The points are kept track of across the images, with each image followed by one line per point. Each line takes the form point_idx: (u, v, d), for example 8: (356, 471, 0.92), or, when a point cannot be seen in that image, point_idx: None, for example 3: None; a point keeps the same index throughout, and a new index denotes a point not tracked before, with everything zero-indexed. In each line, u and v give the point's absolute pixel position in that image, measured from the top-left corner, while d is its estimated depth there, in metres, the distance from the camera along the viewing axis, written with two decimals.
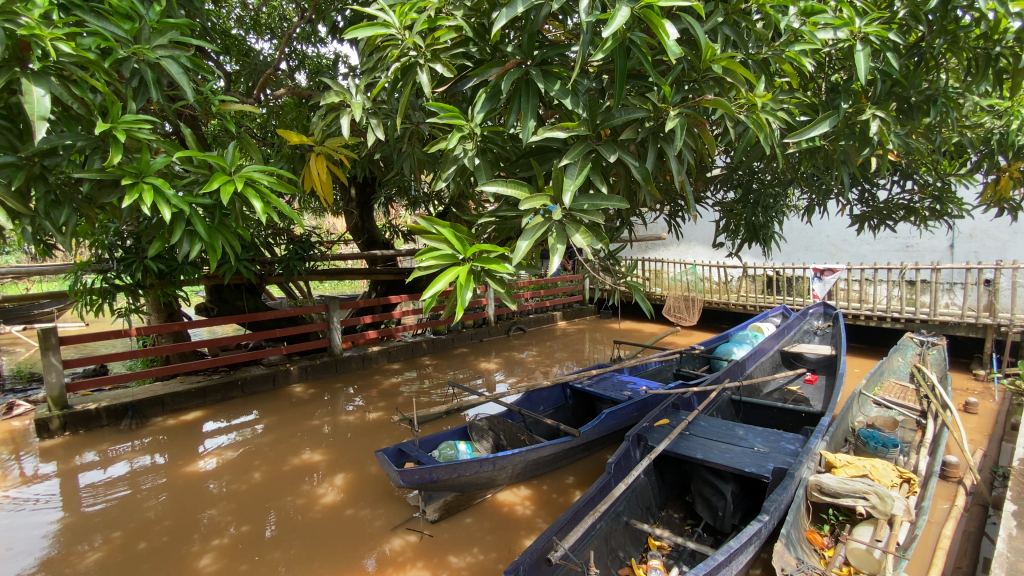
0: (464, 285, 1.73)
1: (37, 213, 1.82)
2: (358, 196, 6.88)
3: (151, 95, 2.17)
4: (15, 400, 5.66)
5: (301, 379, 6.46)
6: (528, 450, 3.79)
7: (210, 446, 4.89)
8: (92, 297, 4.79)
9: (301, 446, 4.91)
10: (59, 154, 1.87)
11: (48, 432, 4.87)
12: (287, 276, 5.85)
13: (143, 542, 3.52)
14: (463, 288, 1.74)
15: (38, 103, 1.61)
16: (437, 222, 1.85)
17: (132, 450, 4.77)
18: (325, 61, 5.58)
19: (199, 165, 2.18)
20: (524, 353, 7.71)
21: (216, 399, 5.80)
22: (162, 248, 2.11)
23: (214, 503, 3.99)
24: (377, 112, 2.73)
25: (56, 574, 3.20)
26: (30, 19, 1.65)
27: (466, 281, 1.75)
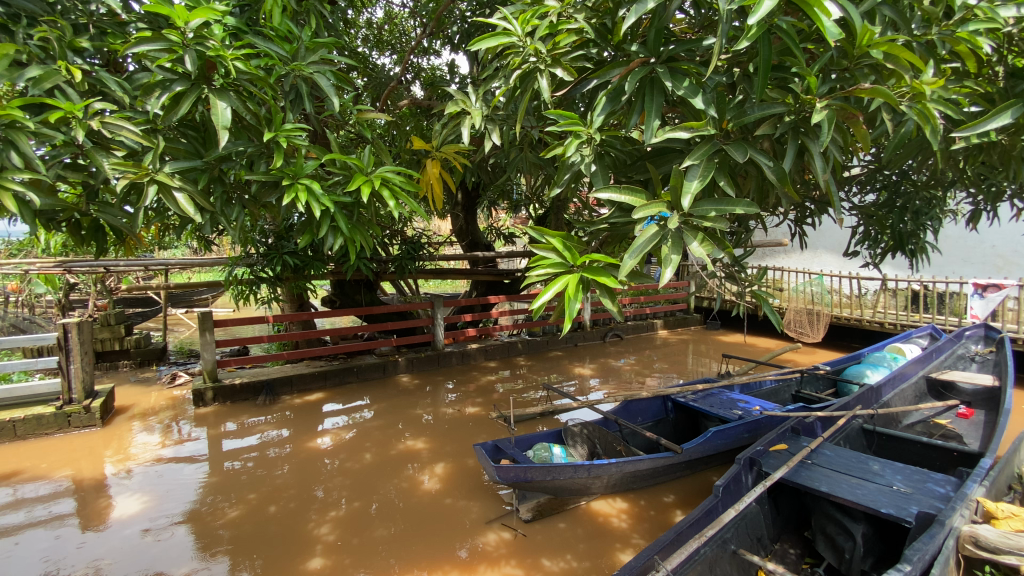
0: (572, 297, 1.69)
1: (216, 211, 2.12)
2: (464, 200, 7.16)
3: (304, 106, 2.43)
4: (178, 372, 6.67)
5: (407, 369, 6.87)
6: (625, 462, 3.66)
7: (328, 425, 5.37)
8: (241, 287, 5.50)
9: (405, 432, 5.21)
10: (233, 160, 2.16)
11: (203, 401, 5.66)
12: (399, 274, 6.27)
13: (273, 506, 3.95)
14: (572, 299, 1.69)
15: (221, 115, 1.89)
16: (548, 232, 1.87)
17: (265, 422, 5.39)
18: (439, 73, 5.89)
19: (341, 168, 2.41)
20: (622, 361, 7.50)
21: (334, 383, 6.36)
22: (309, 241, 2.36)
23: (330, 478, 4.37)
24: (494, 117, 2.82)
25: (204, 525, 3.69)
26: (215, 42, 1.93)
27: (574, 292, 1.71)
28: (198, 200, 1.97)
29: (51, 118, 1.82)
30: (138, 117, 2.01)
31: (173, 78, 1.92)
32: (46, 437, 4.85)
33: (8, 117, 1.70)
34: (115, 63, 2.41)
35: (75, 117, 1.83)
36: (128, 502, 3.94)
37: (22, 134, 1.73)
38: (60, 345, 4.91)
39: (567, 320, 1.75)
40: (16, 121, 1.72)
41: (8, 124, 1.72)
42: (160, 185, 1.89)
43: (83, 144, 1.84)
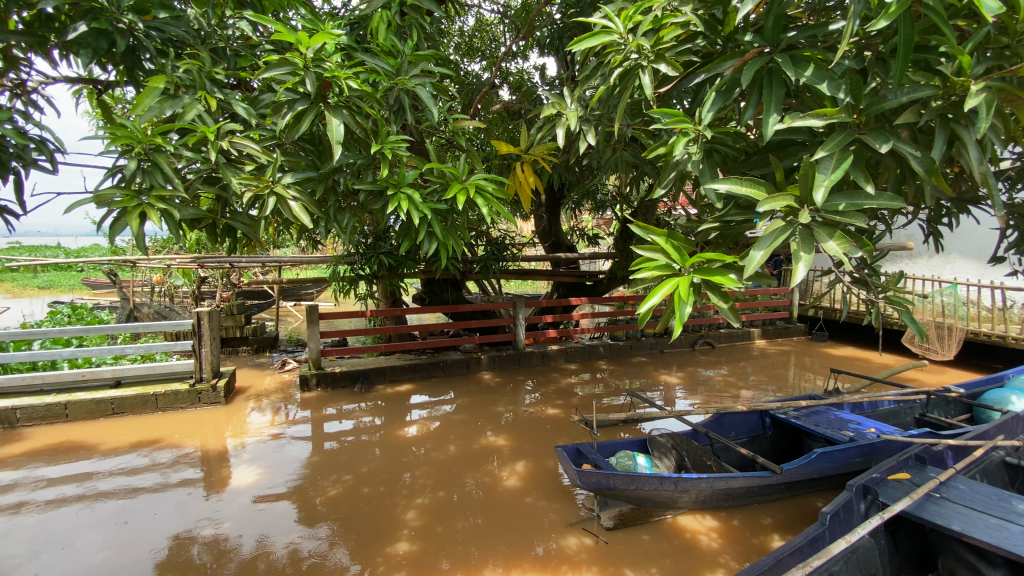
0: (683, 299, 1.60)
1: (329, 217, 2.31)
2: (549, 201, 7.17)
3: (406, 118, 2.54)
4: (287, 358, 7.34)
5: (489, 367, 7.00)
6: (717, 478, 3.46)
7: (416, 416, 5.62)
8: (343, 283, 5.93)
9: (487, 428, 5.32)
10: (344, 170, 2.32)
11: (307, 386, 6.18)
12: (484, 274, 6.41)
13: (366, 488, 4.20)
14: (682, 302, 1.60)
15: (336, 131, 2.04)
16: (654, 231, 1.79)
17: (360, 409, 5.77)
18: (527, 76, 5.95)
19: (437, 175, 2.50)
20: (713, 370, 7.09)
21: (422, 376, 6.65)
22: (407, 246, 2.49)
23: (417, 466, 4.57)
24: (589, 117, 2.78)
25: (306, 499, 4.02)
26: (332, 63, 2.09)
27: (685, 294, 1.62)
28: (311, 209, 2.13)
29: (189, 140, 2.05)
30: (263, 135, 2.22)
31: (296, 98, 2.11)
32: (181, 411, 5.55)
33: (155, 142, 1.97)
34: (246, 82, 2.69)
35: (210, 138, 2.06)
36: (244, 473, 4.40)
37: (165, 156, 1.99)
38: (194, 330, 5.60)
39: (677, 324, 1.67)
40: (161, 146, 2.00)
41: (154, 150, 1.98)
42: (278, 196, 2.08)
43: (217, 161, 2.06)
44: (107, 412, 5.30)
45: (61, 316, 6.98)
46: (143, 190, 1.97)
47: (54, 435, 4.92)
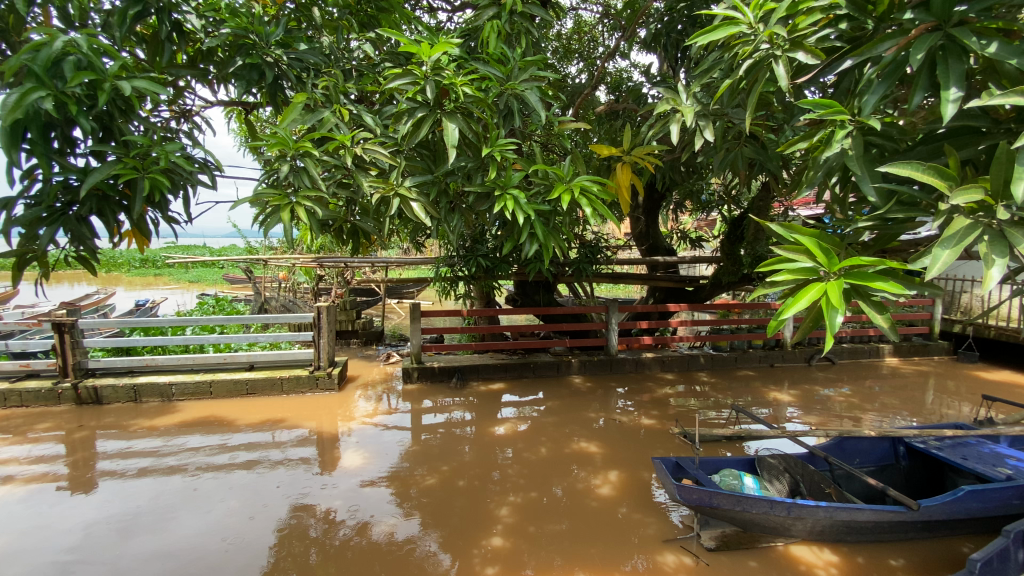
0: (833, 307, 1.46)
1: (441, 220, 2.41)
2: (647, 202, 6.94)
3: (515, 123, 2.51)
4: (390, 352, 7.84)
5: (580, 371, 6.94)
6: (837, 508, 3.13)
7: (509, 415, 5.72)
8: (443, 283, 6.22)
9: (579, 433, 5.27)
10: (456, 174, 2.39)
11: (408, 378, 6.56)
12: (577, 277, 6.37)
13: (461, 481, 4.36)
14: (831, 309, 1.47)
15: (451, 135, 2.09)
16: (798, 230, 1.67)
17: (455, 404, 6.00)
18: (626, 76, 5.80)
19: (541, 177, 2.47)
20: (832, 389, 6.42)
21: (514, 375, 6.77)
22: (510, 246, 2.48)
23: (509, 464, 4.65)
24: (707, 113, 2.70)
25: (406, 486, 4.26)
26: (449, 71, 2.15)
27: (835, 301, 1.48)
28: (429, 210, 2.26)
29: (330, 147, 2.28)
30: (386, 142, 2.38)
31: (414, 106, 2.20)
32: (300, 394, 6.16)
33: (303, 148, 2.19)
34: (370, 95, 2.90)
35: (346, 145, 2.28)
36: (352, 457, 4.76)
37: (311, 161, 2.20)
38: (314, 322, 6.20)
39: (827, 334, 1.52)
40: (308, 151, 2.20)
41: (303, 154, 2.20)
42: (402, 198, 2.24)
43: (349, 166, 2.27)
44: (241, 392, 6.02)
45: (207, 307, 8.06)
46: (291, 190, 2.18)
47: (200, 409, 5.68)
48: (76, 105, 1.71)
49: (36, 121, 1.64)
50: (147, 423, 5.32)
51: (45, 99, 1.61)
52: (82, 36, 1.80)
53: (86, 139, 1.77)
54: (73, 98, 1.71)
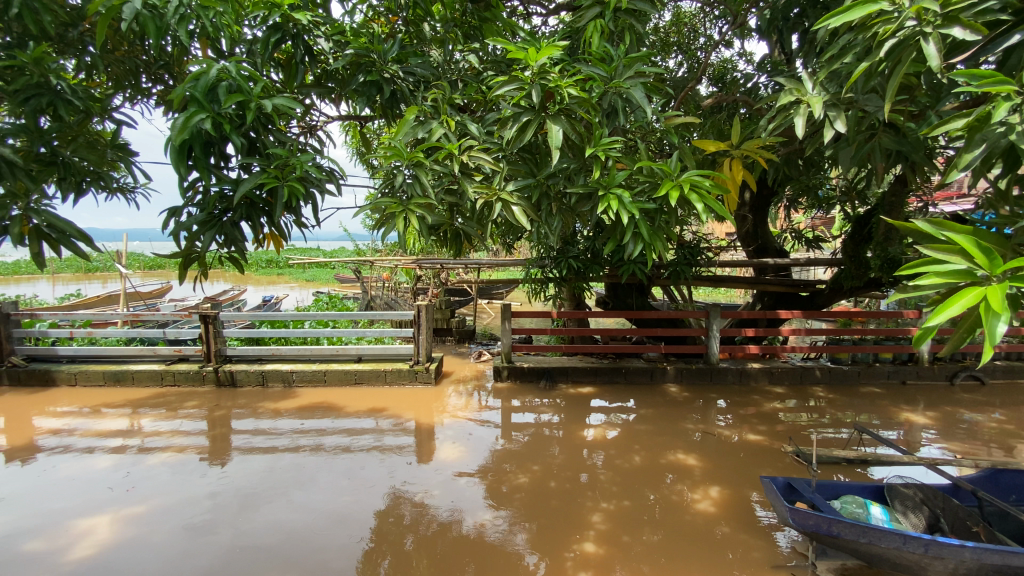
0: (994, 314, 1.24)
1: (542, 221, 2.40)
2: (754, 199, 6.45)
3: (619, 122, 2.42)
4: (481, 351, 8.06)
5: (676, 379, 6.63)
6: (987, 548, 2.66)
7: (600, 419, 5.63)
8: (534, 284, 6.27)
9: (676, 444, 5.03)
10: (558, 175, 2.38)
11: (499, 377, 6.70)
12: (674, 279, 6.09)
13: (552, 482, 4.36)
14: (990, 317, 1.25)
15: (555, 137, 2.08)
16: (950, 226, 1.44)
17: (546, 406, 6.01)
18: (731, 66, 5.45)
19: (646, 175, 2.35)
20: (981, 414, 5.53)
21: (605, 380, 6.63)
22: (610, 249, 2.37)
23: (601, 470, 4.56)
24: (837, 102, 2.48)
25: (499, 482, 4.35)
26: (555, 74, 2.15)
27: (996, 308, 1.26)
28: (531, 213, 2.25)
29: (440, 156, 2.36)
30: (492, 148, 2.43)
31: (518, 111, 2.20)
32: (401, 386, 6.55)
33: (416, 158, 2.29)
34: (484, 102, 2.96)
35: (454, 154, 2.35)
36: (448, 450, 4.95)
37: (422, 169, 2.30)
38: (414, 320, 6.56)
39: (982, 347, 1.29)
40: (420, 161, 2.31)
41: (415, 165, 2.32)
42: (504, 202, 2.25)
43: (457, 173, 2.34)
44: (350, 381, 6.53)
45: (320, 303, 8.85)
46: (406, 199, 2.32)
47: (315, 396, 6.25)
48: (229, 124, 1.96)
49: (199, 139, 1.90)
50: (273, 406, 5.96)
51: (206, 120, 1.85)
52: (231, 64, 2.06)
53: (237, 154, 2.02)
54: (227, 118, 1.96)
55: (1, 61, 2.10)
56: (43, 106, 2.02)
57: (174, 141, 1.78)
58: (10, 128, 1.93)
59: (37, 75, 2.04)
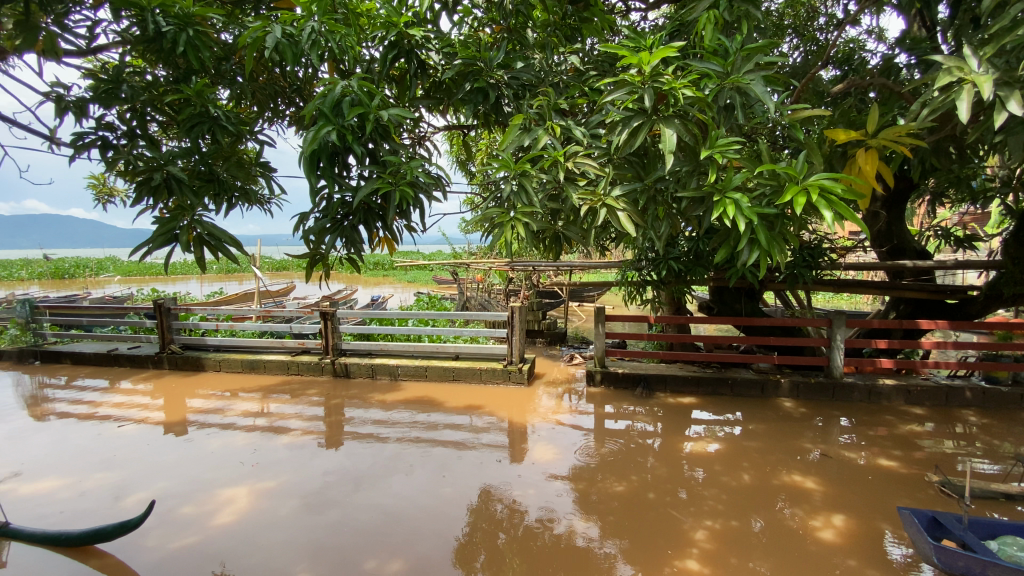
0: None
1: (648, 227, 2.26)
2: (887, 193, 5.71)
3: (737, 120, 2.25)
4: (575, 354, 8.00)
5: (790, 394, 6.06)
6: None
7: (702, 431, 5.31)
8: (631, 287, 6.10)
9: (791, 465, 4.60)
10: (667, 180, 2.25)
11: (593, 382, 6.59)
12: (790, 283, 5.58)
13: (651, 494, 4.19)
14: None
15: (669, 141, 1.98)
16: None
17: (643, 414, 5.80)
18: (860, 44, 4.87)
19: (767, 177, 2.16)
20: None
21: (708, 391, 6.25)
22: (723, 256, 2.17)
23: (705, 485, 4.30)
24: (1013, 80, 2.11)
25: (594, 489, 4.26)
26: (668, 75, 2.05)
27: None
28: (637, 218, 2.13)
29: (545, 164, 2.34)
30: (597, 153, 2.37)
31: (630, 114, 2.10)
32: (496, 385, 6.70)
33: (522, 168, 2.29)
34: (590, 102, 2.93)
35: (560, 161, 2.32)
36: (541, 451, 4.96)
37: (529, 179, 2.29)
38: (509, 321, 6.67)
39: None
40: (527, 171, 2.31)
41: (521, 175, 2.31)
42: (609, 208, 2.16)
43: (562, 180, 2.30)
44: (449, 377, 6.81)
45: (420, 303, 9.34)
46: (510, 207, 2.31)
47: (417, 390, 6.60)
48: (351, 135, 2.13)
49: (325, 151, 2.08)
50: (380, 398, 6.39)
51: (331, 132, 2.05)
52: (356, 81, 2.24)
53: (358, 164, 2.18)
54: (350, 130, 2.14)
55: (174, 94, 2.47)
56: (204, 131, 2.35)
57: (304, 152, 1.97)
58: (178, 152, 2.27)
59: (200, 106, 2.37)
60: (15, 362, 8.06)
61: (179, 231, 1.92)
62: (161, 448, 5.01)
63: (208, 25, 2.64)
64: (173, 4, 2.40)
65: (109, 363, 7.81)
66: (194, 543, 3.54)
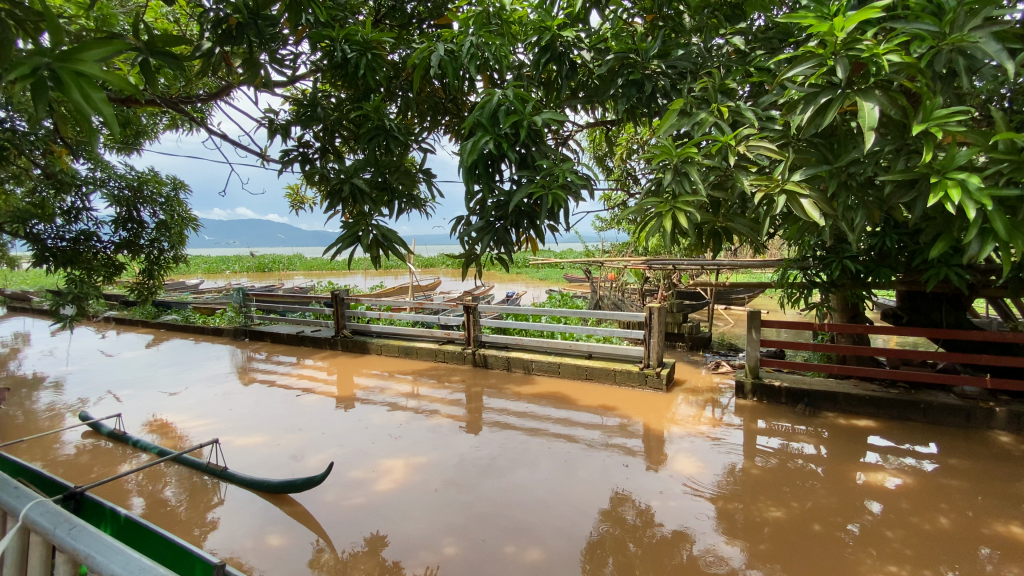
0: None
1: (838, 216, 1.94)
2: None
3: (960, 87, 1.88)
4: (720, 361, 7.45)
5: (1009, 428, 4.93)
6: None
7: (882, 461, 4.58)
8: (793, 289, 5.51)
9: (1011, 514, 3.74)
10: (864, 160, 1.94)
11: (742, 392, 6.06)
12: (1015, 290, 4.52)
13: (817, 525, 3.71)
14: None
15: (870, 115, 1.72)
16: None
17: (805, 434, 5.18)
18: None
19: (1005, 153, 1.76)
20: None
21: (890, 415, 5.36)
22: (941, 251, 1.81)
23: (887, 524, 3.70)
24: None
25: (746, 510, 3.91)
26: (869, 41, 1.78)
27: None
28: (824, 207, 1.89)
29: (710, 150, 2.17)
30: (772, 136, 2.16)
31: (815, 90, 1.87)
32: (632, 387, 6.53)
33: (687, 154, 2.13)
34: (756, 84, 2.66)
35: (729, 145, 2.14)
36: (683, 462, 4.69)
37: (694, 165, 2.13)
38: (648, 321, 6.43)
39: None
40: (692, 157, 2.14)
41: (685, 161, 2.15)
42: (789, 194, 1.93)
43: (731, 166, 2.12)
44: (583, 376, 6.81)
45: (554, 300, 9.50)
46: (671, 198, 2.15)
47: (552, 386, 6.72)
48: (506, 142, 2.16)
49: (481, 160, 2.12)
50: (517, 390, 6.64)
51: (488, 142, 2.07)
52: (510, 90, 2.23)
53: (510, 167, 2.15)
54: (506, 138, 2.16)
55: (355, 112, 2.80)
56: (381, 142, 2.63)
57: (464, 162, 2.02)
58: (359, 162, 2.55)
59: (377, 120, 2.66)
60: (232, 338, 9.99)
61: (360, 236, 2.14)
62: (336, 418, 5.81)
63: (381, 49, 2.95)
64: (357, 33, 2.74)
65: (296, 343, 9.28)
66: (362, 504, 4.04)
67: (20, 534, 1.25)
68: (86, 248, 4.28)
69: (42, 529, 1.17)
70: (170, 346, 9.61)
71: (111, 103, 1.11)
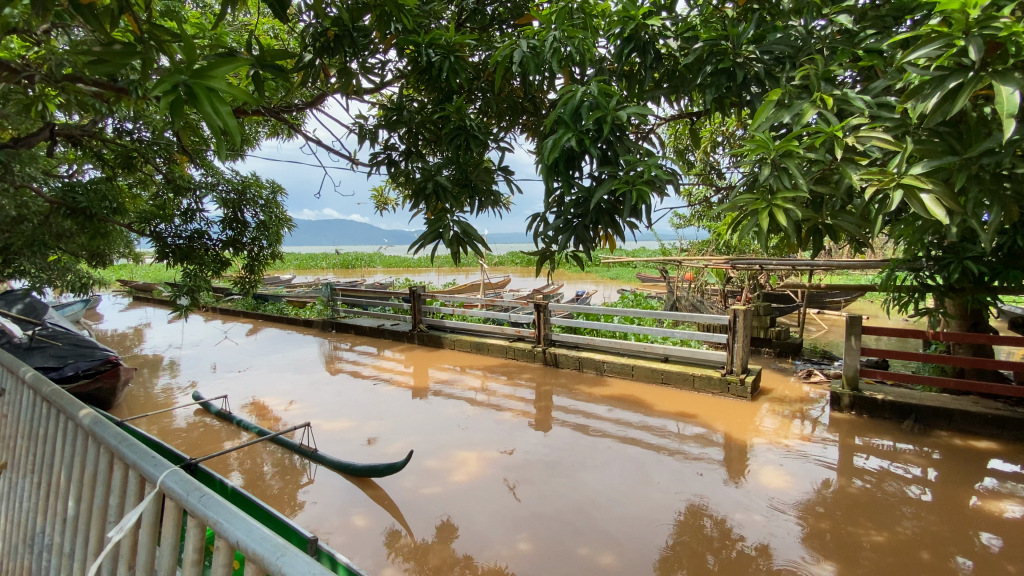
0: None
1: (964, 212, 1.71)
2: None
3: None
4: (811, 370, 6.91)
5: None
6: None
7: (1007, 488, 4.04)
8: (900, 293, 4.99)
9: None
10: (1000, 151, 1.70)
11: (837, 404, 5.58)
12: None
13: (926, 554, 3.34)
14: None
15: (1010, 100, 1.49)
16: None
17: (912, 454, 4.68)
18: None
19: None
20: None
21: (1019, 437, 4.71)
22: None
23: (1015, 559, 3.26)
24: None
25: (841, 531, 3.60)
26: (1010, 17, 1.56)
27: None
28: (950, 203, 1.68)
29: (813, 141, 2.01)
30: (888, 125, 1.97)
31: (944, 74, 1.66)
32: (711, 394, 6.23)
33: (787, 147, 1.98)
34: (867, 68, 2.45)
35: (835, 137, 1.98)
36: (769, 475, 4.41)
37: (795, 160, 1.97)
38: (731, 325, 6.10)
39: None
40: (793, 151, 1.99)
41: (784, 155, 2.00)
42: (907, 189, 1.74)
43: (837, 158, 1.96)
44: (658, 379, 6.61)
45: (628, 301, 9.28)
46: (768, 194, 2.00)
47: (625, 388, 6.58)
48: (589, 138, 2.09)
49: (564, 156, 2.07)
50: (589, 390, 6.57)
51: (570, 138, 2.01)
52: (593, 84, 2.13)
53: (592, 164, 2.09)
54: (589, 134, 2.10)
55: (438, 114, 2.88)
56: (461, 143, 2.70)
57: (545, 158, 1.97)
58: (441, 163, 2.63)
59: (458, 121, 2.72)
60: (320, 329, 10.73)
61: (441, 232, 2.16)
62: (413, 409, 6.06)
63: (464, 51, 3.02)
64: (440, 37, 2.79)
65: (377, 336, 9.79)
66: (438, 493, 4.20)
67: (157, 499, 1.42)
68: (199, 244, 4.78)
69: (177, 495, 1.31)
70: (266, 336, 10.50)
71: (234, 115, 1.24)
